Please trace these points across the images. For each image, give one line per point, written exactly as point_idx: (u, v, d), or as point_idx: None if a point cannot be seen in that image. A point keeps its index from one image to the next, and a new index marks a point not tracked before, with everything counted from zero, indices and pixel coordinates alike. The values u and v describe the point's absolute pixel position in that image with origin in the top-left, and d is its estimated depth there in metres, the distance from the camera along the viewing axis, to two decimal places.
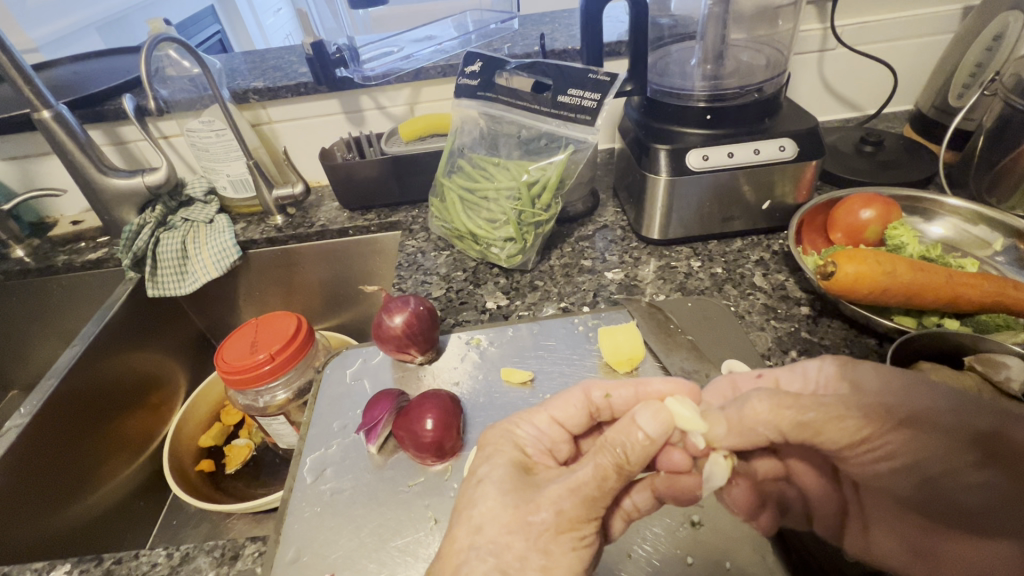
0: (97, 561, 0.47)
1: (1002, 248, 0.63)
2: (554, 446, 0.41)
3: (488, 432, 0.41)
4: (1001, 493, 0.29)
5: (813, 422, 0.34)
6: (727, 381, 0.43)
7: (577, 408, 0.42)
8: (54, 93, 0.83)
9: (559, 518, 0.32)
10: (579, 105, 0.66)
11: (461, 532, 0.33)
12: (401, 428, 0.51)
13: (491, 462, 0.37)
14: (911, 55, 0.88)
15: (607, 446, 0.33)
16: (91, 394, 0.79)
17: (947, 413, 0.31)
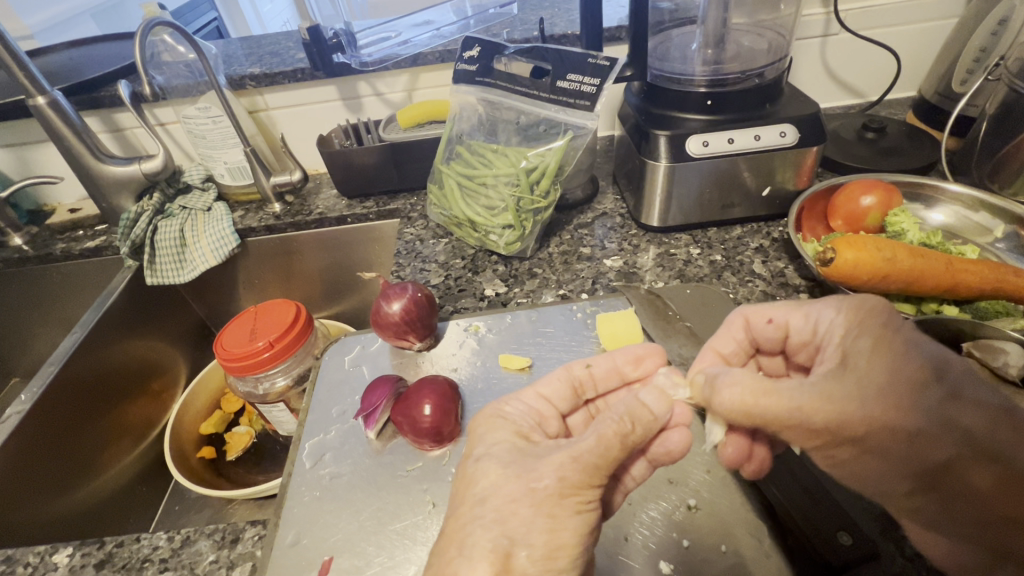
0: (98, 545, 0.47)
1: (1003, 235, 0.63)
2: (543, 421, 0.41)
3: (477, 416, 0.40)
4: (929, 509, 0.34)
5: (767, 423, 0.34)
6: (740, 320, 0.44)
7: (559, 386, 0.44)
8: (50, 80, 0.82)
9: (562, 483, 0.32)
10: (578, 91, 0.66)
11: (462, 508, 0.32)
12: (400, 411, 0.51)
13: (484, 437, 0.37)
14: (915, 40, 0.87)
15: (618, 422, 0.34)
16: (91, 382, 0.80)
17: (903, 441, 0.33)
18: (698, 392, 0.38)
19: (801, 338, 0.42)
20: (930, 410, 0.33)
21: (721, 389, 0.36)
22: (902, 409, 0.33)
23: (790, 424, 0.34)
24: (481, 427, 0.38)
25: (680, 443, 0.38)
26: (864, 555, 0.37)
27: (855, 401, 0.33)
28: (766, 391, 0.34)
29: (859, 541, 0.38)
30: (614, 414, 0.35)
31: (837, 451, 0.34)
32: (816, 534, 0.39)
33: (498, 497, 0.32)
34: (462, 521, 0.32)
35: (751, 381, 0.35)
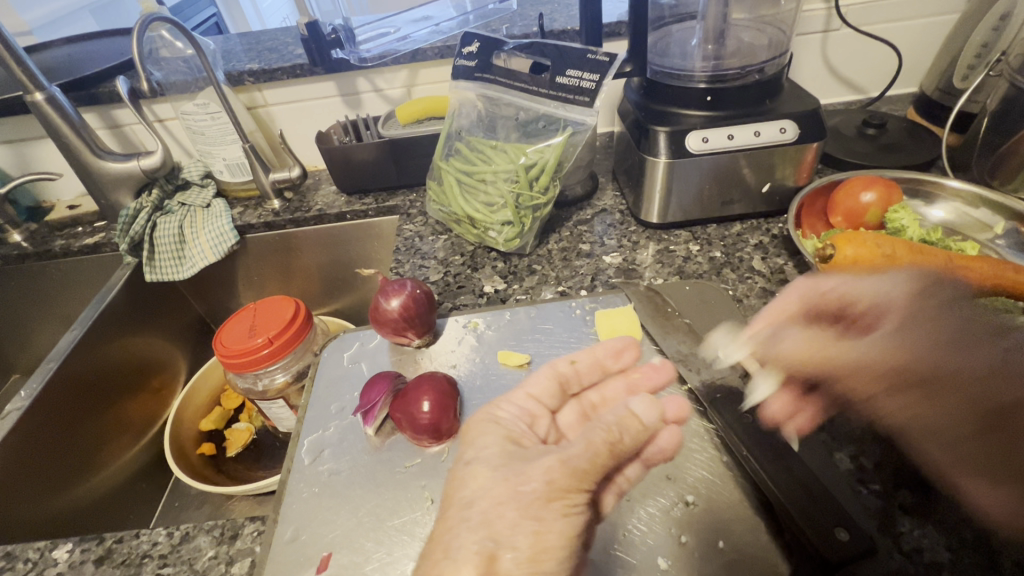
0: (98, 541, 0.48)
1: (1003, 232, 0.62)
2: (535, 421, 0.43)
3: (470, 420, 0.41)
4: (989, 450, 0.35)
5: (832, 360, 0.42)
6: (802, 283, 0.46)
7: (545, 384, 0.46)
8: (48, 76, 0.82)
9: (549, 486, 0.32)
10: (577, 86, 0.65)
11: (452, 512, 0.33)
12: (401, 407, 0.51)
13: (477, 440, 0.38)
14: (916, 36, 0.87)
15: (611, 428, 0.34)
16: (90, 378, 0.80)
17: (974, 379, 0.36)
18: (759, 345, 0.47)
19: (864, 304, 0.43)
20: (990, 356, 0.36)
21: (785, 339, 0.45)
22: (967, 349, 0.37)
23: (856, 370, 0.41)
24: (472, 433, 0.39)
25: (671, 442, 0.39)
26: (859, 551, 0.37)
27: (915, 348, 0.39)
28: (831, 342, 0.43)
29: (856, 536, 0.38)
30: (605, 420, 0.35)
31: (897, 398, 0.39)
32: (815, 532, 0.38)
33: (485, 501, 0.32)
34: (451, 524, 0.32)
35: (817, 336, 0.44)
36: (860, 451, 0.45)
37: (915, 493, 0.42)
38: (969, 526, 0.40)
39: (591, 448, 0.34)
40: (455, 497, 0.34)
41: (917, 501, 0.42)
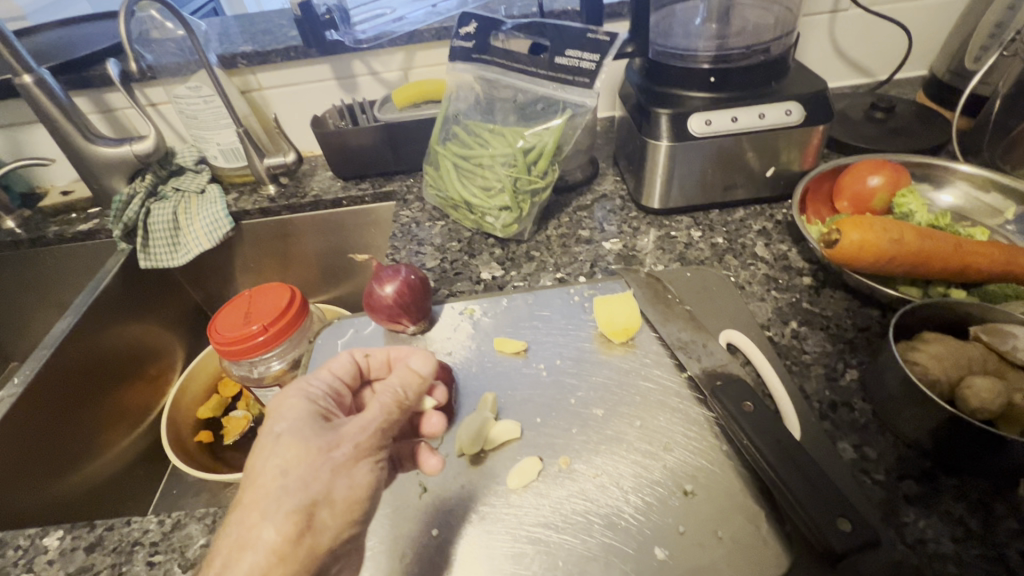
0: (89, 528, 0.47)
1: (1014, 217, 0.61)
2: (340, 397, 0.45)
3: (276, 397, 0.41)
4: None
5: None
6: None
7: (339, 368, 0.47)
8: (37, 58, 0.80)
9: (355, 449, 0.38)
10: (577, 67, 0.64)
11: (264, 478, 0.35)
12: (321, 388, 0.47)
13: (282, 416, 0.39)
14: (927, 16, 0.84)
15: (389, 396, 0.41)
16: (86, 366, 0.79)
17: None
18: None
19: None
20: None
21: None
22: None
23: None
24: (277, 408, 0.40)
25: (435, 461, 0.44)
26: (861, 544, 0.36)
27: None
28: None
29: (859, 527, 0.37)
30: (385, 391, 0.41)
31: None
32: (813, 525, 0.37)
33: (291, 477, 0.35)
34: (261, 493, 0.35)
35: None
36: (864, 440, 0.44)
37: (919, 483, 0.41)
38: (975, 517, 0.39)
39: (377, 418, 0.40)
40: (269, 471, 0.35)
41: (922, 490, 0.41)
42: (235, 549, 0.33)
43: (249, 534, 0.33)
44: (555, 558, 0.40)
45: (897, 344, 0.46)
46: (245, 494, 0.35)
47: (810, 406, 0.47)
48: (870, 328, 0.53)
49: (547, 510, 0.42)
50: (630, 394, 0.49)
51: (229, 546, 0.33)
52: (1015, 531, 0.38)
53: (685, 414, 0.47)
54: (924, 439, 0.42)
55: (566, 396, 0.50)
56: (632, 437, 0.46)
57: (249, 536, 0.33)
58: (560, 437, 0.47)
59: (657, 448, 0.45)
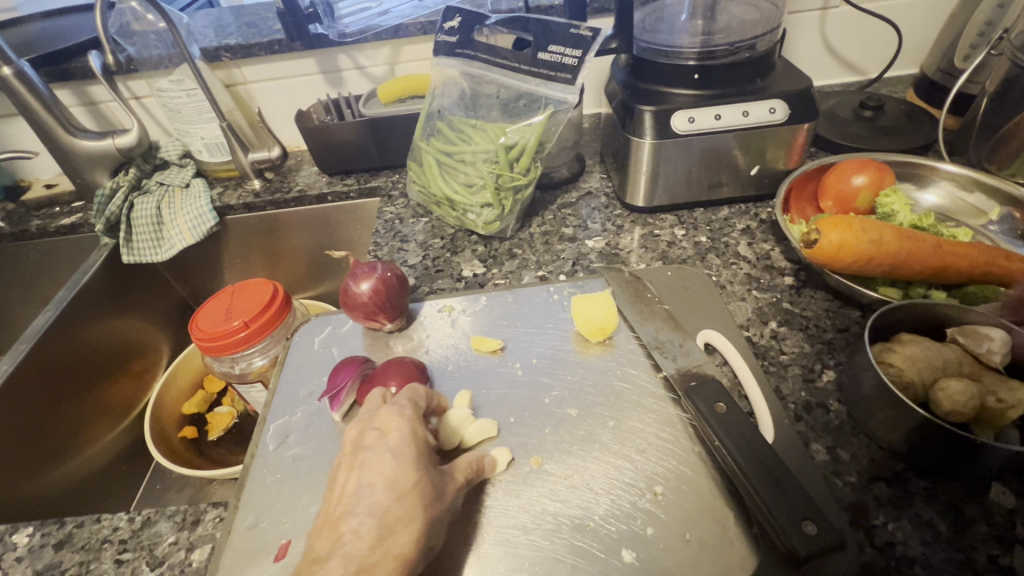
0: (59, 525, 0.47)
1: (998, 218, 0.60)
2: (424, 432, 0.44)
3: (395, 420, 0.42)
4: None
5: None
6: None
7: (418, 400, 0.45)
8: (18, 50, 0.79)
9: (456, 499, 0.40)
10: (559, 63, 0.63)
11: (405, 501, 0.37)
12: (380, 400, 0.45)
13: (403, 440, 0.41)
14: (917, 14, 0.84)
15: (464, 466, 0.42)
16: (67, 361, 0.79)
17: None
18: None
19: None
20: None
21: None
22: None
23: None
24: (396, 431, 0.41)
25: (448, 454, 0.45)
26: (826, 546, 0.36)
27: None
28: None
29: (825, 531, 0.36)
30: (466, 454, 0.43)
31: None
32: (780, 528, 0.37)
33: (424, 502, 0.38)
34: (408, 511, 0.37)
35: None
36: (838, 442, 0.44)
37: (891, 486, 0.41)
38: (945, 521, 0.39)
39: (453, 486, 0.41)
40: (413, 491, 0.38)
41: (893, 493, 0.41)
42: (376, 551, 0.35)
43: (397, 544, 0.36)
44: (523, 559, 0.39)
45: (874, 345, 0.46)
46: (391, 507, 0.37)
47: (785, 408, 0.47)
48: (849, 328, 0.53)
49: (517, 511, 0.42)
50: (605, 394, 0.49)
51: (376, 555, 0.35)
52: (985, 535, 0.38)
53: (659, 415, 0.47)
54: (898, 442, 0.42)
55: (541, 395, 0.50)
56: (605, 438, 0.46)
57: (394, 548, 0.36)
58: (533, 437, 0.47)
59: (629, 449, 0.45)
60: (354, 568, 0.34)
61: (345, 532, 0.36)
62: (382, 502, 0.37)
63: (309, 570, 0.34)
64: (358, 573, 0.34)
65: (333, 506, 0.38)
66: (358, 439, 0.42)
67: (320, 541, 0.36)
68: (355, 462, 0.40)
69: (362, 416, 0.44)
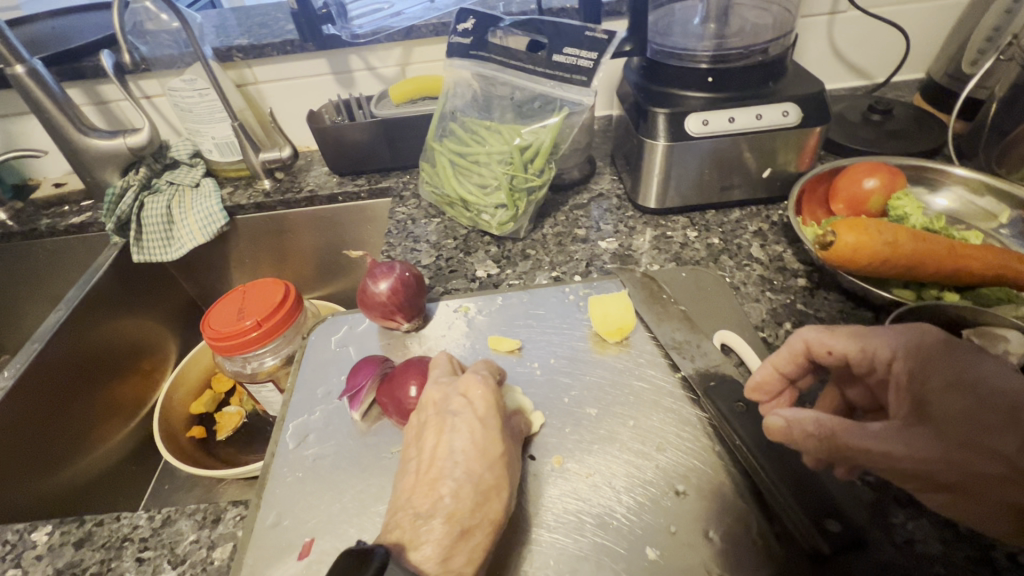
0: (78, 523, 0.47)
1: (1009, 221, 0.61)
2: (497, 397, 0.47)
3: (481, 388, 0.45)
4: None
5: None
6: None
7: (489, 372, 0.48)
8: (30, 48, 0.79)
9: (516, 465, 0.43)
10: (575, 65, 0.64)
11: (495, 468, 0.41)
12: (452, 369, 0.49)
13: (488, 407, 0.44)
14: (924, 19, 0.84)
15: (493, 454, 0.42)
16: (77, 359, 0.79)
17: None
18: None
19: None
20: None
21: None
22: None
23: None
24: (483, 398, 0.44)
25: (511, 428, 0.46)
26: (846, 544, 0.38)
27: None
28: None
29: (846, 528, 0.38)
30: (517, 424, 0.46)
31: None
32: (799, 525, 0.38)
33: (507, 468, 0.42)
34: (498, 480, 0.41)
35: None
36: None
37: None
38: None
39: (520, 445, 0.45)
40: (500, 460, 0.42)
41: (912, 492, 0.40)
42: (476, 513, 0.39)
43: (491, 511, 0.39)
44: (547, 557, 0.40)
45: None
46: (485, 473, 0.40)
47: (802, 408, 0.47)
48: None
49: (539, 510, 0.42)
50: (624, 393, 0.49)
51: (477, 517, 0.39)
52: None
53: (678, 414, 0.47)
54: None
55: (560, 395, 0.50)
56: (625, 437, 0.46)
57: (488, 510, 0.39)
58: (553, 436, 0.47)
59: (650, 447, 0.45)
60: (458, 525, 0.38)
61: (444, 493, 0.39)
62: (477, 469, 0.41)
63: (414, 524, 0.38)
64: (463, 531, 0.37)
65: (427, 468, 0.41)
66: (443, 403, 0.45)
67: (420, 498, 0.39)
68: (445, 428, 0.43)
69: (442, 383, 0.47)
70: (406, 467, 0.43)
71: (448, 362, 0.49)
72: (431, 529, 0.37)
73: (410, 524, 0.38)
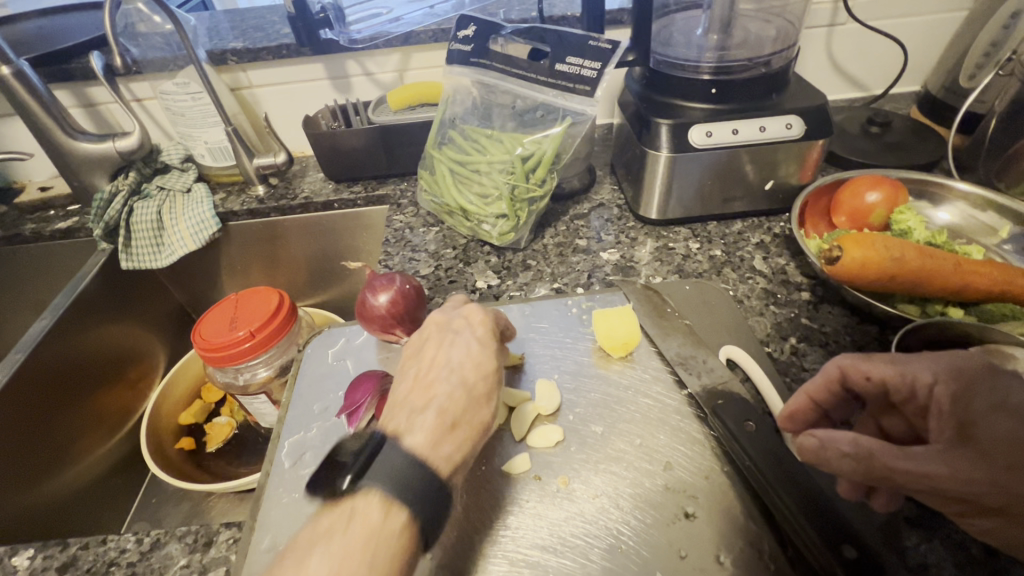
0: (62, 547, 0.45)
1: (1010, 236, 0.61)
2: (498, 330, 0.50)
3: (484, 316, 0.48)
4: None
5: None
6: None
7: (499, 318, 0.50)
8: (16, 49, 0.77)
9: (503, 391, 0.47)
10: (578, 75, 0.63)
11: (487, 382, 0.44)
12: (460, 301, 0.51)
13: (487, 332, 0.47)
14: (921, 33, 0.85)
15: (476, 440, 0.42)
16: (62, 370, 0.76)
17: None
18: None
19: None
20: None
21: None
22: None
23: None
24: (484, 323, 0.48)
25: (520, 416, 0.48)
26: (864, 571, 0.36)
27: None
28: None
29: (863, 554, 0.36)
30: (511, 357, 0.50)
31: None
32: (816, 551, 0.37)
33: (498, 384, 0.45)
34: (488, 391, 0.44)
35: None
36: None
37: (920, 504, 0.40)
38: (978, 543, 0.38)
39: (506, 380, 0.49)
40: (493, 375, 0.45)
41: (922, 513, 0.40)
42: (465, 414, 0.41)
43: (479, 414, 0.42)
44: None
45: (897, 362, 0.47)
46: (477, 384, 0.43)
47: None
48: (868, 345, 0.53)
49: (544, 531, 0.41)
50: (630, 410, 0.48)
51: (466, 420, 0.41)
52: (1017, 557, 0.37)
53: (685, 433, 0.46)
54: None
55: (564, 412, 0.49)
56: (631, 456, 0.45)
57: (477, 416, 0.42)
58: (557, 456, 0.46)
59: (656, 467, 0.44)
60: (448, 421, 0.40)
61: (438, 392, 0.42)
62: (471, 378, 0.43)
63: (410, 415, 0.40)
64: (452, 425, 0.40)
65: (424, 372, 0.44)
66: (445, 323, 0.47)
67: (415, 397, 0.42)
68: (445, 343, 0.45)
69: (445, 312, 0.49)
70: (404, 370, 0.45)
71: (456, 299, 0.51)
72: (424, 419, 0.40)
73: (404, 418, 0.40)
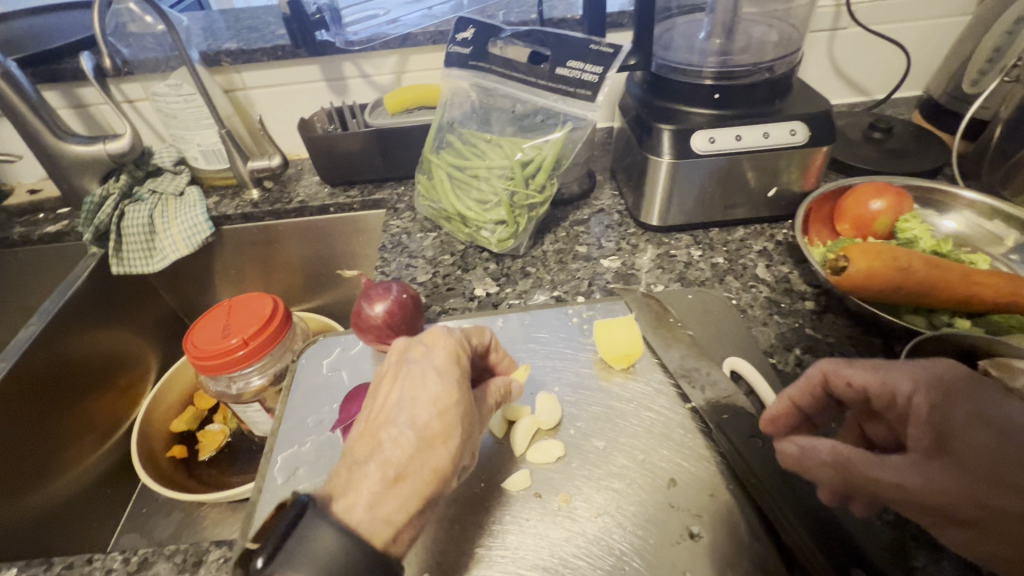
0: (47, 567, 0.43)
1: (1016, 245, 0.60)
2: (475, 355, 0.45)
3: (446, 340, 0.42)
4: None
5: None
6: None
7: (474, 338, 0.45)
8: (4, 49, 0.75)
9: (473, 428, 0.41)
10: (579, 79, 0.61)
11: (446, 420, 0.38)
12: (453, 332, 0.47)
13: (448, 360, 0.41)
14: (923, 39, 0.85)
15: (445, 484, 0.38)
16: (49, 377, 0.74)
17: None
18: None
19: None
20: None
21: None
22: None
23: None
24: (443, 345, 0.42)
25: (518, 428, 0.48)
26: None
27: None
28: None
29: None
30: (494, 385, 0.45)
31: None
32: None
33: (461, 421, 0.39)
34: (447, 429, 0.38)
35: None
36: None
37: None
38: None
39: (485, 409, 0.43)
40: (454, 410, 0.39)
41: None
42: (415, 461, 0.37)
43: (433, 459, 0.37)
44: None
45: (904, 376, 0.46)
46: (431, 424, 0.38)
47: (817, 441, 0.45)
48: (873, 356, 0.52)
49: (546, 552, 0.40)
50: (632, 424, 0.47)
51: (415, 469, 0.37)
52: None
53: (689, 448, 0.45)
54: None
55: (565, 426, 0.48)
56: (634, 473, 0.44)
57: (427, 460, 0.37)
58: (559, 472, 0.45)
59: (660, 484, 0.43)
60: (391, 473, 0.36)
61: (384, 438, 0.37)
62: (424, 416, 0.38)
63: (350, 468, 0.37)
64: (395, 477, 0.36)
65: (375, 415, 0.40)
66: (404, 352, 0.43)
67: (362, 445, 0.38)
68: (400, 376, 0.41)
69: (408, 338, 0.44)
70: (360, 413, 0.41)
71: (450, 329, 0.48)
72: (364, 473, 0.36)
73: (345, 473, 0.37)
